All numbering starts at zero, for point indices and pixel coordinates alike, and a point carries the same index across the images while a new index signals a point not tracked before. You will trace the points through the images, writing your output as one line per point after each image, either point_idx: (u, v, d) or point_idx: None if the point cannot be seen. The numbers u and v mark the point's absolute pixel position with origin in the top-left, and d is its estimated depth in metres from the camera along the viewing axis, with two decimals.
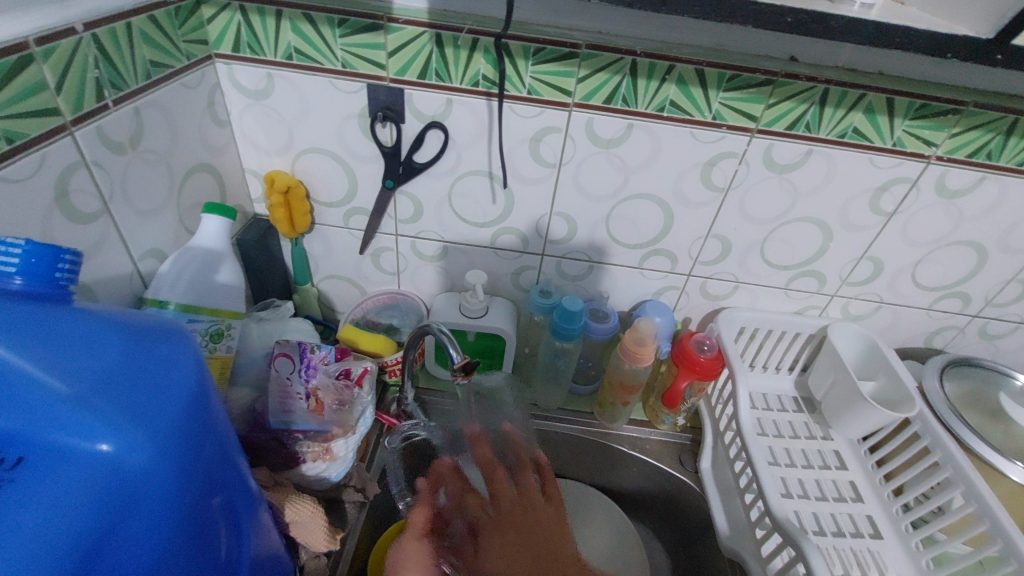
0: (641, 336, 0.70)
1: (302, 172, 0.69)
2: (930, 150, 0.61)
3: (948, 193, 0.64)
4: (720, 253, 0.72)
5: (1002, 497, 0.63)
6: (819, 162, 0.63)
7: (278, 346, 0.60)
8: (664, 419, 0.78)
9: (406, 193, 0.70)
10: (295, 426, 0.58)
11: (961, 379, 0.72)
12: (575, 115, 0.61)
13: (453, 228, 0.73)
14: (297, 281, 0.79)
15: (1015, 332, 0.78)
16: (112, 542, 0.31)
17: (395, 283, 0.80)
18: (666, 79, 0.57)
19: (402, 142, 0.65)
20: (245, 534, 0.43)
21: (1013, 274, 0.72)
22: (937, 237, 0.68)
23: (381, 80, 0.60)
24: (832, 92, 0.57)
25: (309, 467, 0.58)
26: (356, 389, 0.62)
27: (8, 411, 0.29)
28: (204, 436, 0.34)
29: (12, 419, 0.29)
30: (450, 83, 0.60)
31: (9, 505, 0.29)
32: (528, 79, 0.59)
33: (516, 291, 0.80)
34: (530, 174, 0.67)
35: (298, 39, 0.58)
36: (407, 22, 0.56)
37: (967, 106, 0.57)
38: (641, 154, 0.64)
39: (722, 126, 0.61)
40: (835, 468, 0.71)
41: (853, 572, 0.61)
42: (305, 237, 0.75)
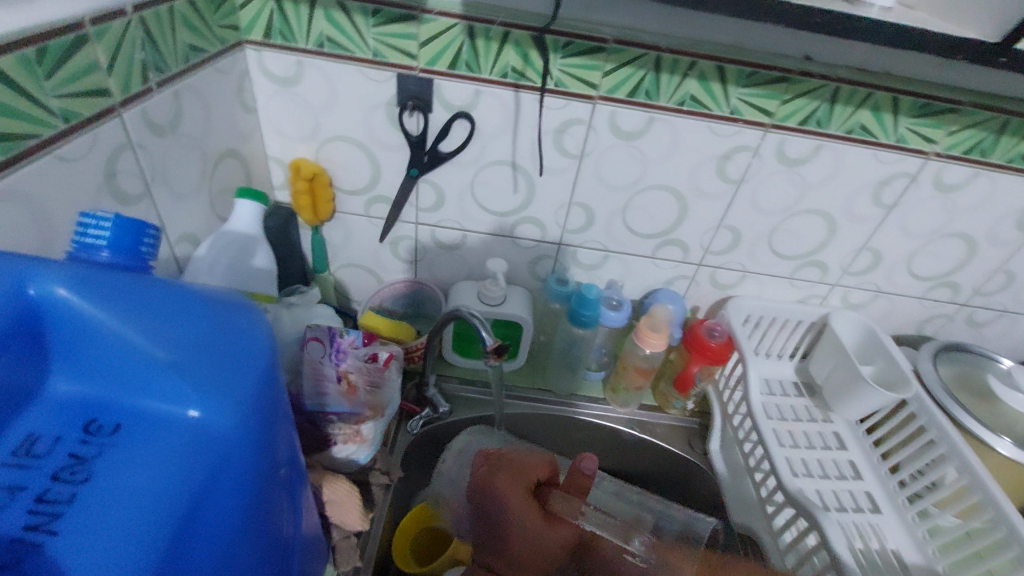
0: (656, 323, 0.73)
1: (326, 160, 0.70)
2: (930, 147, 0.65)
3: (944, 188, 0.69)
4: (730, 244, 0.76)
5: (995, 470, 0.67)
6: (827, 157, 0.66)
7: (310, 330, 0.60)
8: (675, 404, 0.80)
9: (430, 182, 0.71)
10: (328, 408, 0.58)
11: (953, 363, 0.76)
12: (599, 108, 0.63)
13: (474, 217, 0.75)
14: (315, 269, 0.79)
15: (999, 321, 0.84)
16: (202, 507, 0.32)
17: (413, 271, 0.81)
18: (688, 74, 0.60)
19: (429, 132, 0.66)
20: (298, 511, 0.44)
21: (1000, 264, 0.77)
22: (933, 229, 0.73)
23: (411, 70, 0.61)
24: (843, 90, 0.61)
25: (339, 448, 0.59)
26: (386, 371, 0.63)
27: (120, 377, 0.32)
28: (280, 407, 0.35)
29: (123, 384, 0.32)
30: (480, 73, 0.61)
31: (117, 468, 0.31)
32: (556, 71, 0.61)
33: (532, 280, 0.82)
34: (552, 165, 0.69)
35: (331, 27, 0.59)
36: (440, 13, 0.58)
37: (965, 106, 0.62)
38: (661, 146, 0.66)
39: (738, 120, 0.64)
40: (836, 449, 0.75)
41: (857, 544, 0.65)
42: (326, 225, 0.76)
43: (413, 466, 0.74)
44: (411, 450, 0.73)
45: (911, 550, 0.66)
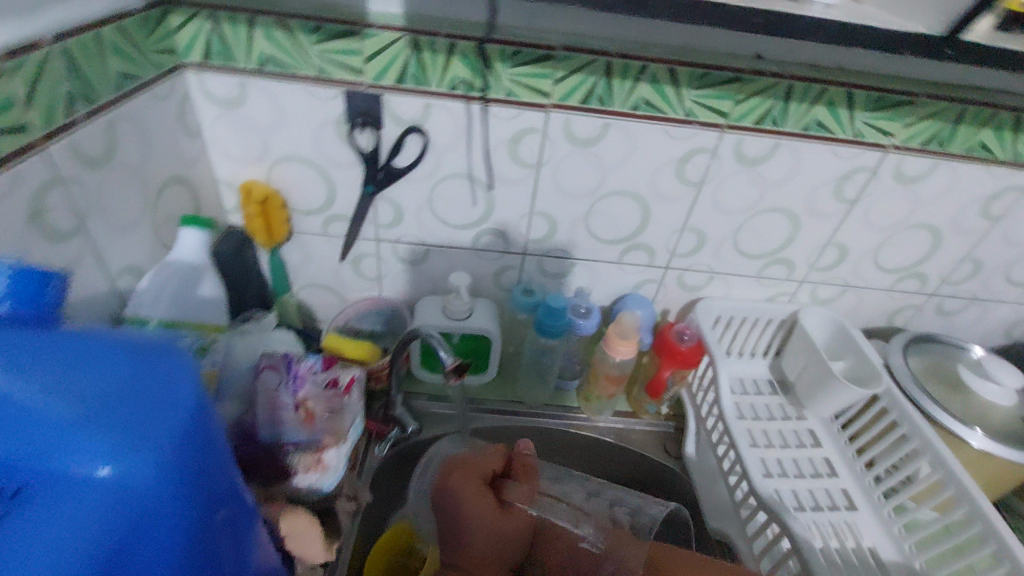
0: (625, 330, 0.72)
1: (278, 181, 0.68)
2: (887, 140, 0.65)
3: (904, 180, 0.68)
4: (695, 246, 0.75)
5: (968, 461, 0.67)
6: (785, 155, 0.66)
7: (265, 358, 0.60)
8: (648, 409, 0.80)
9: (386, 198, 0.69)
10: (285, 438, 0.57)
11: (924, 353, 0.76)
12: (552, 116, 0.62)
13: (435, 231, 0.73)
14: (275, 291, 0.78)
15: (968, 308, 0.84)
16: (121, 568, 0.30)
17: (376, 287, 0.80)
18: (640, 79, 0.59)
19: (381, 148, 0.65)
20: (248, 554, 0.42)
21: (965, 254, 0.77)
22: (897, 221, 0.72)
23: (358, 86, 0.60)
24: (796, 87, 0.60)
25: (300, 478, 0.57)
26: (346, 396, 0.61)
27: (19, 437, 0.28)
28: (205, 453, 0.34)
29: (22, 444, 0.28)
30: (428, 87, 0.60)
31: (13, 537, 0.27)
32: (506, 81, 0.60)
33: (499, 291, 0.80)
34: (509, 175, 0.67)
35: (271, 47, 0.57)
36: (383, 27, 0.56)
37: (919, 98, 0.61)
38: (618, 152, 0.65)
39: (694, 122, 0.63)
40: (811, 447, 0.75)
41: (832, 543, 0.65)
42: (283, 246, 0.74)
43: (384, 488, 0.73)
44: (381, 472, 0.71)
45: (887, 546, 0.66)
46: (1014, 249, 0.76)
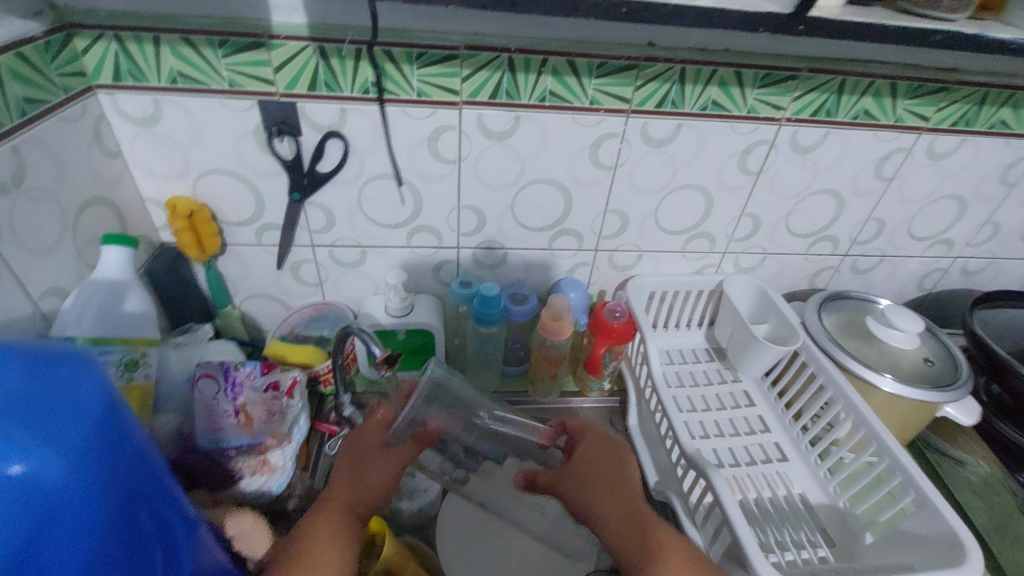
0: (557, 312, 0.74)
1: (205, 195, 0.69)
2: (780, 114, 0.69)
3: (802, 150, 0.73)
4: (620, 226, 0.79)
5: (882, 407, 0.72)
6: (689, 134, 0.70)
7: (201, 367, 0.60)
8: (592, 386, 0.83)
9: (315, 204, 0.71)
10: (227, 443, 0.59)
11: (839, 310, 0.81)
12: (464, 112, 0.65)
13: (368, 232, 0.75)
14: (216, 304, 0.78)
15: (880, 265, 0.90)
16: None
17: (318, 293, 0.81)
18: (542, 72, 0.63)
19: (303, 154, 0.66)
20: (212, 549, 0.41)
21: (869, 214, 0.82)
22: (801, 188, 0.78)
23: (272, 96, 0.62)
24: (688, 71, 0.64)
25: (248, 481, 0.58)
26: (287, 399, 0.63)
27: None
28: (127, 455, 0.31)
29: None
30: (340, 92, 0.62)
31: None
32: (415, 82, 0.62)
33: (439, 286, 0.83)
34: (432, 172, 0.70)
35: (181, 64, 0.59)
36: (288, 38, 0.58)
37: (802, 72, 0.66)
38: (533, 142, 0.69)
39: (599, 109, 0.67)
40: (745, 407, 0.79)
41: (764, 493, 0.69)
42: (219, 258, 0.75)
43: None
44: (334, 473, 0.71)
45: (815, 491, 0.70)
46: (911, 206, 0.82)
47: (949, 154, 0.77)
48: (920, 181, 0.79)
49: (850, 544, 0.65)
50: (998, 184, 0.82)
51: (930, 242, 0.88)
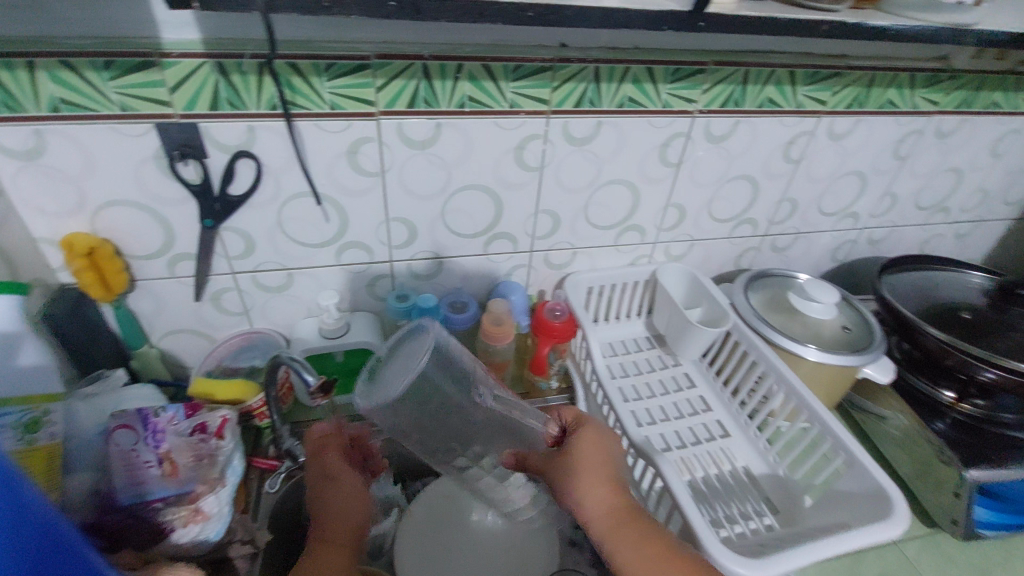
0: (498, 316, 0.74)
1: (105, 230, 0.64)
2: (692, 106, 0.72)
3: (716, 139, 0.77)
4: (552, 226, 0.79)
5: (810, 376, 0.76)
6: (609, 131, 0.71)
7: (115, 418, 0.55)
8: (540, 387, 0.82)
9: (232, 229, 0.67)
10: (151, 496, 0.53)
11: (764, 288, 0.85)
12: (383, 123, 0.63)
13: (293, 254, 0.72)
14: (130, 345, 0.72)
15: (797, 242, 0.96)
16: None
17: (245, 321, 0.77)
18: (458, 78, 0.62)
19: (212, 177, 0.62)
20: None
21: (782, 195, 0.87)
22: (719, 176, 0.81)
23: (170, 118, 0.57)
24: (602, 69, 0.66)
25: (181, 533, 0.54)
26: (216, 440, 0.59)
27: None
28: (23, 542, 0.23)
29: None
30: (247, 109, 0.59)
31: None
32: (327, 95, 0.60)
33: (375, 301, 0.80)
34: (355, 186, 0.68)
35: (61, 89, 0.53)
36: (182, 55, 0.54)
37: (709, 66, 0.69)
38: (456, 149, 0.68)
39: (520, 112, 0.67)
40: (687, 389, 0.82)
41: (710, 471, 0.71)
42: (129, 296, 0.69)
43: (288, 522, 0.70)
44: (279, 508, 0.68)
45: (757, 463, 0.73)
46: (818, 185, 0.88)
47: (847, 134, 0.83)
48: (824, 160, 0.85)
49: (793, 509, 0.68)
50: (891, 158, 0.89)
51: (838, 216, 0.94)
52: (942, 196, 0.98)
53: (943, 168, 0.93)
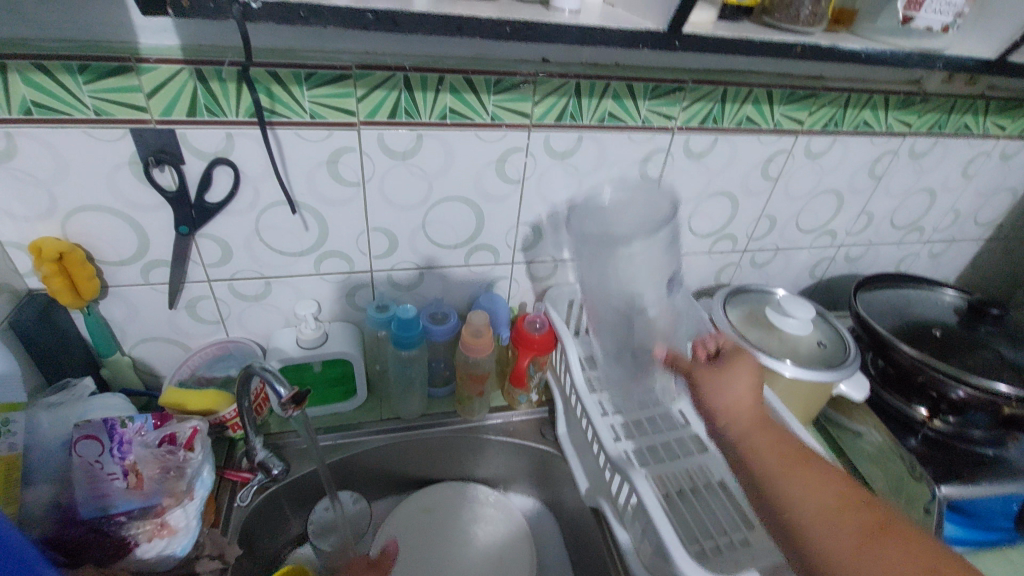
0: (477, 328, 0.73)
1: (77, 235, 0.62)
2: (672, 123, 0.73)
3: (695, 155, 0.78)
4: (534, 239, 0.80)
5: (786, 392, 0.76)
6: (590, 145, 0.72)
7: (80, 428, 0.53)
8: (520, 399, 0.82)
9: (208, 236, 0.66)
10: (115, 509, 0.53)
11: (743, 303, 0.86)
12: (364, 133, 0.63)
13: (271, 263, 0.71)
14: (100, 353, 0.71)
15: (775, 258, 0.97)
16: None
17: (220, 330, 0.75)
18: (440, 90, 0.62)
19: (188, 184, 0.62)
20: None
21: (761, 212, 0.89)
22: (699, 191, 0.82)
23: (146, 124, 0.57)
24: (583, 85, 0.66)
25: (145, 548, 0.53)
26: (185, 452, 0.57)
27: None
28: None
29: None
30: (225, 116, 0.58)
31: None
32: (307, 104, 0.60)
33: (355, 312, 0.80)
34: (335, 196, 0.67)
35: (33, 91, 0.53)
36: (159, 61, 0.54)
37: (687, 84, 0.70)
38: (437, 161, 0.68)
39: (501, 125, 0.67)
40: (665, 403, 0.82)
41: (687, 485, 0.72)
42: (101, 302, 0.68)
43: (260, 536, 0.69)
44: (249, 522, 0.66)
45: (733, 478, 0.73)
46: (796, 202, 0.90)
47: (823, 153, 0.84)
48: (802, 179, 0.87)
49: None
50: (867, 177, 0.90)
51: (816, 233, 0.96)
52: (916, 216, 1.00)
53: (917, 189, 0.96)
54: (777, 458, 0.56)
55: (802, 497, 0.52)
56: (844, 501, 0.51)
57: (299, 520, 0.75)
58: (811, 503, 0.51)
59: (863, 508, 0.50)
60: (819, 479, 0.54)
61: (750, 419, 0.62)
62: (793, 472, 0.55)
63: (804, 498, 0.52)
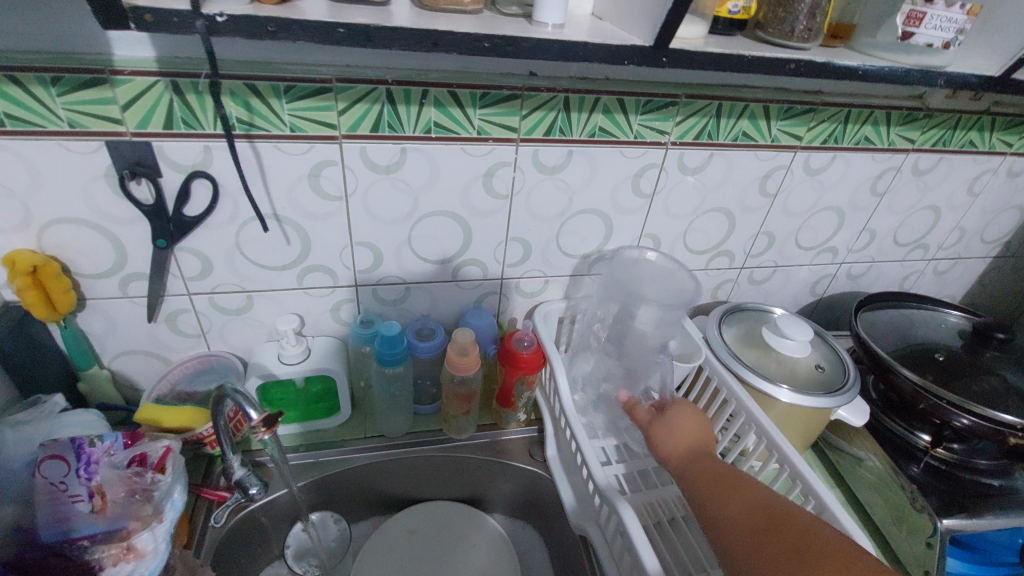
0: (463, 346, 0.71)
1: (53, 247, 0.61)
2: (665, 138, 0.71)
3: (690, 171, 0.76)
4: (523, 254, 0.78)
5: (783, 417, 0.73)
6: (581, 160, 0.70)
7: (45, 448, 0.52)
8: (507, 419, 0.80)
9: (188, 249, 0.65)
10: (77, 532, 0.51)
11: (739, 322, 0.84)
12: (346, 147, 0.62)
13: (253, 276, 0.69)
14: (78, 366, 0.70)
15: (775, 275, 0.95)
16: None
17: (202, 344, 0.74)
18: (423, 103, 0.61)
19: (166, 197, 0.61)
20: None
21: (758, 228, 0.86)
22: (694, 207, 0.80)
23: (121, 136, 0.56)
24: (572, 99, 0.65)
25: (109, 573, 0.51)
26: (154, 473, 0.55)
27: None
28: None
29: None
30: (202, 129, 0.57)
31: None
32: (287, 117, 0.58)
33: (339, 327, 0.78)
34: (318, 210, 0.66)
35: (5, 103, 0.52)
36: (134, 73, 0.53)
37: (681, 98, 0.68)
38: (423, 175, 0.66)
39: (488, 139, 0.65)
40: None
41: (679, 513, 0.69)
42: (78, 315, 0.67)
43: (235, 557, 0.67)
44: (224, 544, 0.64)
45: None
46: (795, 219, 0.87)
47: (822, 170, 0.82)
48: (800, 195, 0.84)
49: None
50: (869, 194, 0.88)
51: (816, 251, 0.94)
52: (920, 233, 0.98)
53: (920, 206, 0.93)
54: (741, 500, 0.48)
55: (719, 510, 0.49)
56: (768, 517, 0.46)
57: (278, 540, 0.73)
58: (731, 515, 0.48)
59: (771, 527, 0.45)
60: (746, 502, 0.48)
61: (702, 472, 0.53)
62: (718, 486, 0.51)
63: (731, 515, 0.48)
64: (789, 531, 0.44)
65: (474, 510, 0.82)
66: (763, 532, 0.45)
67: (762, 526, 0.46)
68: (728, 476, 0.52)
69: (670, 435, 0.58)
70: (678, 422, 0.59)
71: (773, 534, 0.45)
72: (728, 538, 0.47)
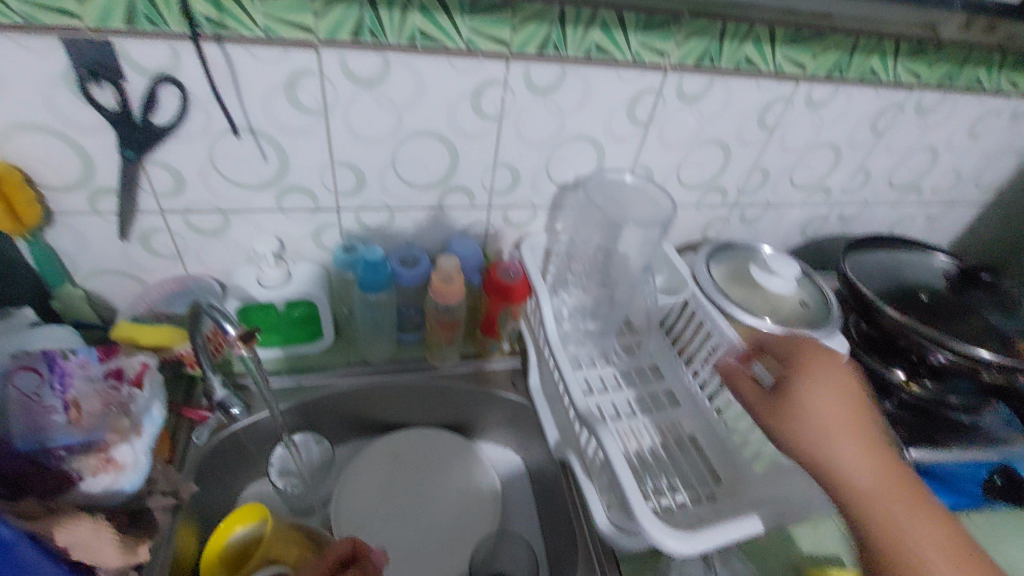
0: (447, 274, 0.70)
1: (11, 155, 0.58)
2: (665, 60, 0.68)
3: (688, 98, 0.72)
4: (512, 182, 0.76)
5: (763, 351, 0.74)
6: (574, 80, 0.67)
7: (18, 359, 0.52)
8: (490, 347, 0.82)
9: (158, 162, 0.62)
10: (53, 442, 0.50)
11: (727, 259, 0.83)
12: (324, 54, 0.58)
13: (229, 195, 0.67)
14: (49, 284, 0.67)
15: (766, 214, 0.94)
16: None
17: (178, 265, 0.72)
18: (408, 8, 0.56)
19: (130, 103, 0.57)
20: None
21: (754, 164, 0.84)
22: (689, 139, 0.78)
23: (77, 31, 0.51)
24: (568, 12, 0.60)
25: (89, 483, 0.51)
26: (132, 388, 0.56)
27: None
28: None
29: None
30: (167, 27, 0.53)
31: None
32: (259, 18, 0.54)
33: (321, 252, 0.76)
34: (296, 124, 0.62)
35: None
36: None
37: (684, 16, 0.64)
38: (407, 90, 0.63)
39: (477, 53, 0.61)
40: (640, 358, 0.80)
41: (656, 439, 0.71)
42: (46, 230, 0.64)
43: (219, 473, 0.68)
44: (206, 460, 0.65)
45: (704, 433, 0.72)
46: (792, 155, 0.85)
47: (825, 103, 0.79)
48: (800, 130, 0.82)
49: (735, 479, 0.68)
50: (869, 132, 0.86)
51: (810, 190, 0.92)
52: (916, 176, 0.96)
53: (918, 147, 0.91)
54: (876, 441, 0.50)
55: (852, 458, 0.49)
56: (898, 474, 0.48)
57: (263, 459, 0.74)
58: (866, 469, 0.48)
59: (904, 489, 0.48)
60: (881, 457, 0.49)
61: (852, 409, 0.51)
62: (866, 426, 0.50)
63: (861, 456, 0.49)
64: (912, 492, 0.48)
65: (453, 435, 0.82)
66: (887, 497, 0.47)
67: (893, 484, 0.48)
68: (868, 423, 0.51)
69: (818, 390, 0.52)
70: (822, 366, 0.54)
71: (900, 498, 0.47)
72: (852, 469, 0.48)
